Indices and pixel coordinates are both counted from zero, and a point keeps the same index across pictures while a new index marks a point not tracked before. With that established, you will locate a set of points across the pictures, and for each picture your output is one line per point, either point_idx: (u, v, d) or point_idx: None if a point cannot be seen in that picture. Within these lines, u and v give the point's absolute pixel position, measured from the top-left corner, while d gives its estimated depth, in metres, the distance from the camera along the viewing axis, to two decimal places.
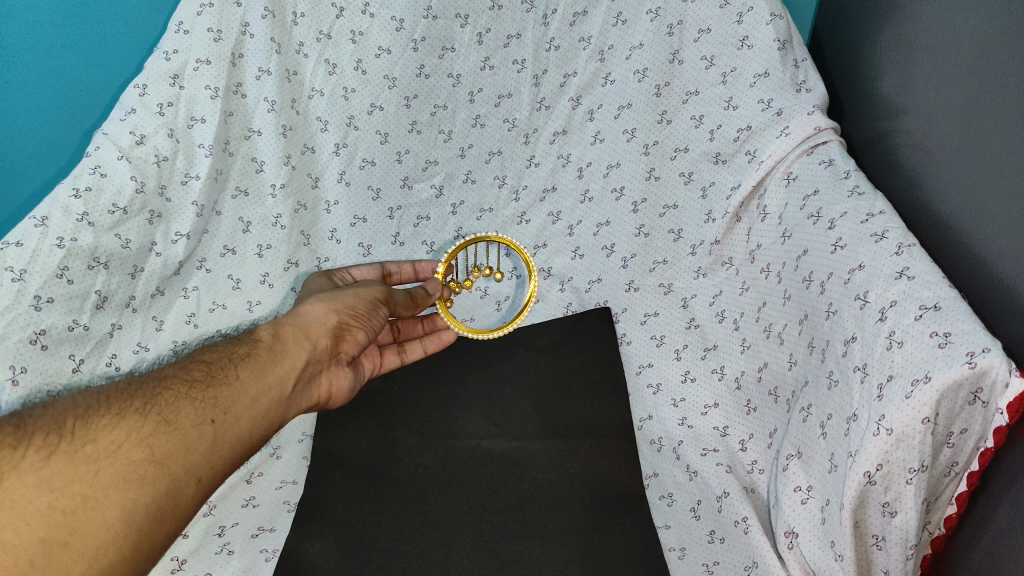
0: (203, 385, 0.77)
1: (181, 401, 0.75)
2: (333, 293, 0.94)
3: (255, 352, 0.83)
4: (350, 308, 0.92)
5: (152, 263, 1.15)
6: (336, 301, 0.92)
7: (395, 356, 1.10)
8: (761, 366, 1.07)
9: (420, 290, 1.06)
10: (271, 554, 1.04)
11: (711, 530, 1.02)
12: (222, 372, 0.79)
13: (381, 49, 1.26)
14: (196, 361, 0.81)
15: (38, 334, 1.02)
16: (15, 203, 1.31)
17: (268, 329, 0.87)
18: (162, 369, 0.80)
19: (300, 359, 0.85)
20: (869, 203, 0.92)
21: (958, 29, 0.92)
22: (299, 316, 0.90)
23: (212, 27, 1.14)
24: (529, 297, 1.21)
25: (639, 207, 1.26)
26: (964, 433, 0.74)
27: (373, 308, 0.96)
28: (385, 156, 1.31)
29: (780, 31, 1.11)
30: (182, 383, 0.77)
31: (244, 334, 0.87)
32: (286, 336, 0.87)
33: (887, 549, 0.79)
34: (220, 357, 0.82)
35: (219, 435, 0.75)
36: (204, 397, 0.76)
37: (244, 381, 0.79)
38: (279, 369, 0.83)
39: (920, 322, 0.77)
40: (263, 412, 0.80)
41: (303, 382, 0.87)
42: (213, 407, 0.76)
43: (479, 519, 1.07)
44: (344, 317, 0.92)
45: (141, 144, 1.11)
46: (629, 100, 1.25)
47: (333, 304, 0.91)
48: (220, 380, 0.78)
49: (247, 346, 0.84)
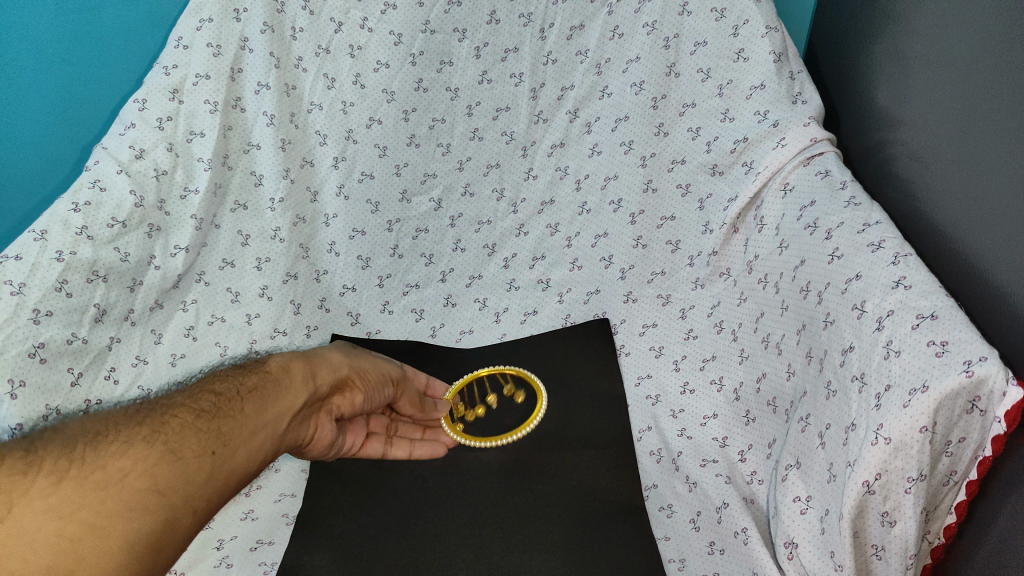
0: (210, 414, 0.79)
1: (187, 432, 0.75)
2: (353, 351, 1.02)
3: (263, 386, 0.86)
4: (363, 369, 1.00)
5: (151, 276, 1.15)
6: (353, 358, 1.00)
7: (378, 445, 1.11)
8: (760, 377, 1.08)
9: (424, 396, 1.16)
10: (269, 567, 1.01)
11: (711, 541, 1.00)
12: (228, 404, 0.81)
13: (379, 62, 1.27)
14: (205, 391, 0.82)
15: (37, 347, 1.01)
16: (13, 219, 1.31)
17: (279, 362, 0.90)
18: (169, 395, 0.80)
19: (302, 400, 0.88)
20: (866, 213, 0.93)
21: (951, 41, 0.93)
22: (317, 361, 0.95)
23: (211, 42, 1.15)
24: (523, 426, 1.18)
25: (637, 218, 1.29)
26: (962, 441, 0.74)
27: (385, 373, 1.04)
28: (384, 169, 1.33)
29: (776, 43, 1.12)
30: (191, 412, 0.77)
31: (251, 364, 0.90)
32: (296, 376, 0.90)
33: (887, 559, 0.79)
34: (229, 386, 0.83)
35: (217, 467, 0.75)
36: (210, 428, 0.77)
37: (251, 414, 0.81)
38: (280, 408, 0.85)
39: (917, 330, 0.78)
40: (259, 449, 0.81)
41: (296, 421, 0.89)
42: (217, 438, 0.76)
43: (478, 531, 1.05)
44: (357, 376, 1.00)
45: (141, 158, 1.11)
46: (625, 113, 1.26)
47: (351, 359, 0.99)
48: (227, 413, 0.80)
49: (255, 379, 0.86)
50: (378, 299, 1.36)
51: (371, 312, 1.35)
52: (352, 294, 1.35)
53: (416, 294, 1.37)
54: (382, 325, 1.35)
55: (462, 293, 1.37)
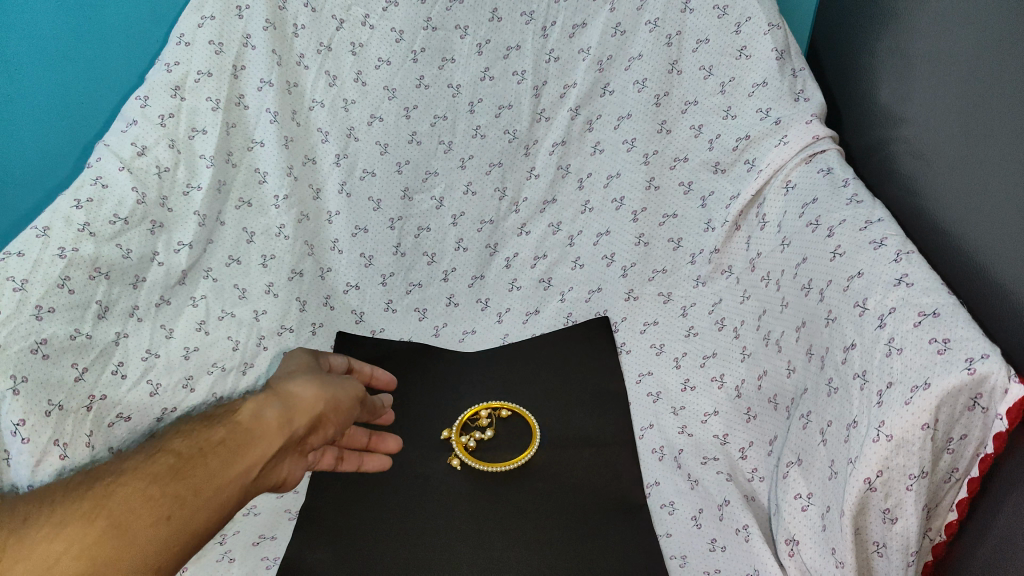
0: (174, 471, 0.67)
1: (135, 499, 0.64)
2: (321, 377, 0.86)
3: (233, 430, 0.73)
4: (335, 398, 0.84)
5: (154, 273, 1.12)
6: (326, 388, 0.84)
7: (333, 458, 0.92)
8: (761, 374, 1.08)
9: (377, 402, 0.99)
10: (271, 562, 0.99)
11: (712, 539, 0.99)
12: (195, 456, 0.69)
13: (380, 59, 1.28)
14: (166, 445, 0.70)
15: (40, 343, 0.93)
16: (11, 221, 1.31)
17: (253, 402, 0.77)
18: (127, 455, 0.70)
19: (274, 447, 0.74)
20: (868, 210, 0.93)
21: (952, 38, 0.94)
22: (283, 391, 0.81)
23: (213, 39, 1.15)
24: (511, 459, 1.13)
25: (638, 217, 1.30)
26: (964, 439, 0.74)
27: (353, 404, 0.88)
28: (385, 166, 1.33)
29: (778, 41, 1.12)
30: (144, 475, 0.66)
31: (227, 406, 0.78)
32: (267, 416, 0.76)
33: (888, 556, 0.79)
34: (200, 437, 0.72)
35: (174, 537, 0.63)
36: (166, 491, 0.65)
37: (221, 463, 0.69)
38: (253, 457, 0.72)
39: (919, 328, 0.78)
40: (230, 506, 0.68)
41: (265, 472, 0.73)
42: (175, 500, 0.65)
43: (479, 527, 1.04)
44: (329, 407, 0.83)
45: (142, 155, 1.10)
46: (628, 111, 1.27)
47: (324, 392, 0.83)
48: (190, 467, 0.68)
49: (227, 424, 0.74)
50: (382, 296, 1.37)
51: (374, 310, 1.36)
52: (356, 292, 1.36)
53: (419, 293, 1.39)
54: (386, 323, 1.36)
55: (465, 293, 1.39)
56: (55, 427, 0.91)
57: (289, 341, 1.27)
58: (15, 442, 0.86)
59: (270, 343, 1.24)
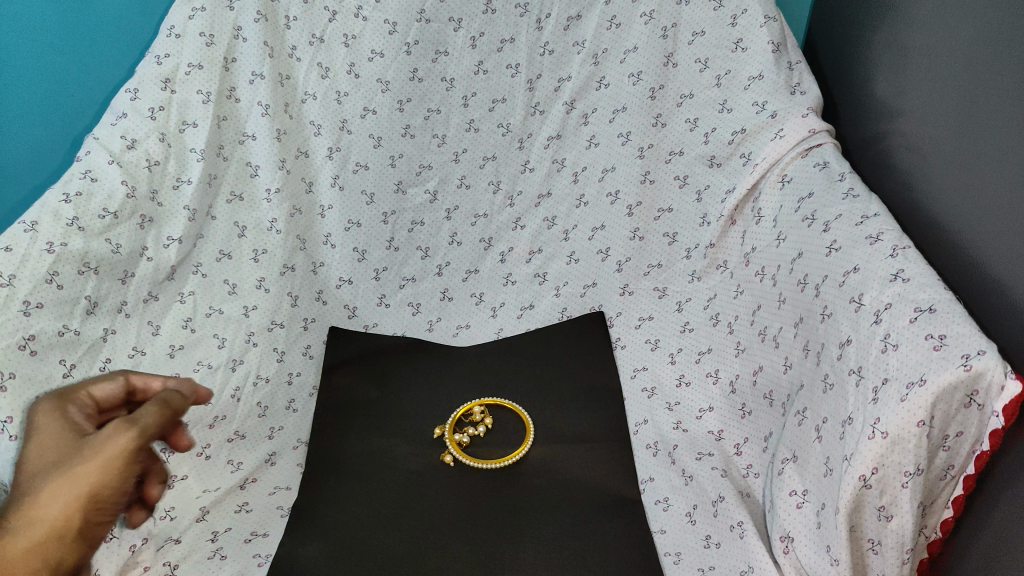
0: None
1: None
2: (57, 469, 0.61)
3: None
4: (93, 495, 0.61)
5: (143, 268, 1.10)
6: (73, 485, 0.60)
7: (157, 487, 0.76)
8: (756, 370, 1.07)
9: (162, 404, 0.67)
10: (263, 559, 0.97)
11: (706, 535, 0.97)
12: None
13: (374, 52, 1.26)
14: None
15: (28, 339, 0.91)
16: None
17: None
18: None
19: None
20: (865, 205, 0.92)
21: (951, 30, 0.92)
22: (18, 514, 0.59)
23: (204, 31, 1.14)
24: (492, 461, 1.12)
25: (633, 210, 1.29)
26: (959, 436, 0.73)
27: (120, 475, 0.62)
28: (378, 160, 1.32)
29: (775, 33, 1.12)
30: None
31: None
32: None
33: (883, 554, 0.77)
34: None
35: None
36: None
37: None
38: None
39: (915, 324, 0.77)
40: None
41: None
42: None
43: (472, 523, 1.03)
44: (91, 511, 0.61)
45: (132, 148, 1.08)
46: (623, 104, 1.26)
47: (77, 497, 0.60)
48: None
49: None
50: (375, 291, 1.36)
51: (368, 305, 1.35)
52: (348, 287, 1.35)
53: (412, 288, 1.37)
54: (380, 318, 1.35)
55: (460, 287, 1.38)
56: None
57: (280, 336, 1.25)
58: (4, 440, 0.81)
59: (262, 338, 1.23)
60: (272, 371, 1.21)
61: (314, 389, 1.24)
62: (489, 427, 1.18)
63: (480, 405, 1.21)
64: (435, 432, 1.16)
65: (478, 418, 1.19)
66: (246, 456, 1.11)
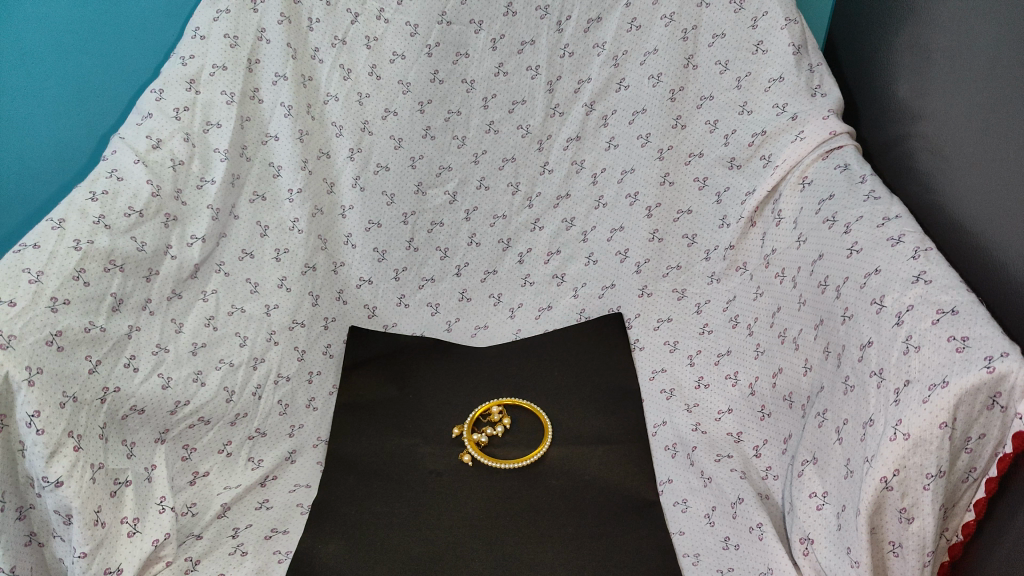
0: None
1: None
2: None
3: None
4: None
5: (167, 266, 1.10)
6: None
7: None
8: (776, 372, 1.07)
9: None
10: (283, 555, 0.98)
11: (724, 538, 0.97)
12: None
13: (395, 53, 1.28)
14: None
15: (56, 335, 0.89)
16: (17, 217, 1.26)
17: None
18: None
19: None
20: (885, 207, 0.93)
21: (974, 33, 0.93)
22: None
23: (228, 33, 1.17)
24: (501, 461, 1.12)
25: (652, 212, 1.30)
26: (982, 438, 0.73)
27: None
28: (399, 161, 1.33)
29: (796, 35, 1.14)
30: None
31: None
32: None
33: (905, 556, 0.76)
34: None
35: None
36: None
37: None
38: None
39: (938, 326, 0.77)
40: None
41: None
42: None
43: (492, 523, 1.03)
44: None
45: (157, 148, 1.10)
46: (643, 105, 1.28)
47: None
48: None
49: None
50: (395, 291, 1.38)
51: (388, 305, 1.38)
52: (369, 287, 1.37)
53: (431, 289, 1.39)
54: (399, 318, 1.38)
55: (478, 288, 1.40)
56: (70, 418, 0.86)
57: (301, 335, 1.26)
58: (30, 434, 0.81)
59: (283, 336, 1.24)
60: (292, 370, 1.23)
61: (333, 389, 1.26)
62: (507, 427, 1.19)
63: (503, 405, 1.22)
64: (452, 432, 1.17)
65: (498, 418, 1.20)
66: (266, 453, 1.13)
